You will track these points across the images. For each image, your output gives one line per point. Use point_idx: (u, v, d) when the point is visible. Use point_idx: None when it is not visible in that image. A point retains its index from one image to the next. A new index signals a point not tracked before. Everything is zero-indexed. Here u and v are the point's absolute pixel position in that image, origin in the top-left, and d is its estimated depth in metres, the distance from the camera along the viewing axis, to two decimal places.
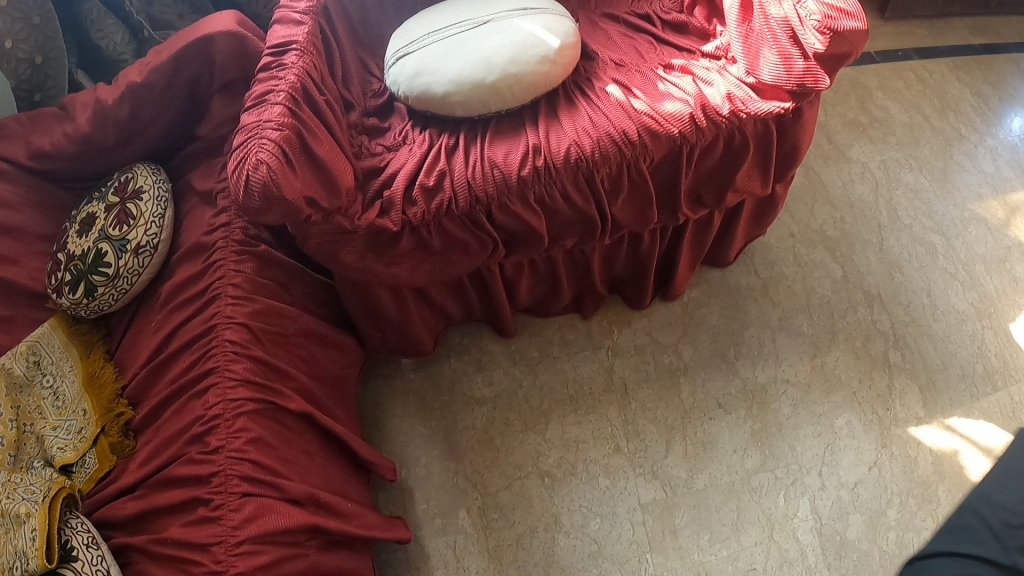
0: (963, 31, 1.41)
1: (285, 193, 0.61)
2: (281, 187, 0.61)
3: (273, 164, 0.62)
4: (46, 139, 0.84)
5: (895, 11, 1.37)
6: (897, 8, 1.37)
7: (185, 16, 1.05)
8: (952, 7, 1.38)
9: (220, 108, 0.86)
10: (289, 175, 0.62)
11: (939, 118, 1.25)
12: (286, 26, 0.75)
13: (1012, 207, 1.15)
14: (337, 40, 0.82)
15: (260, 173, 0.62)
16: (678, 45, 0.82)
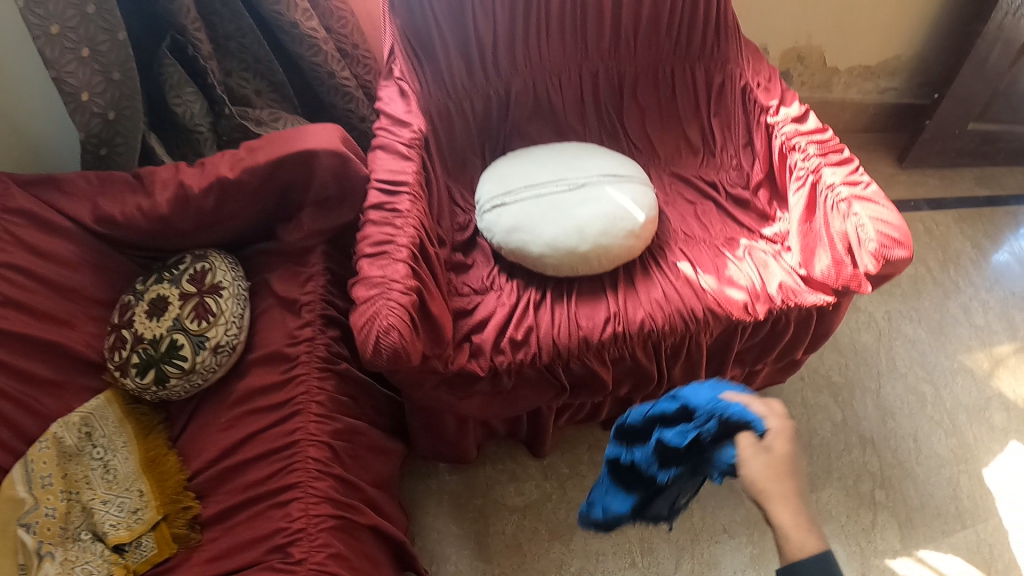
0: (969, 181, 1.56)
1: (411, 357, 0.66)
2: (408, 352, 0.66)
3: (403, 329, 0.66)
4: (117, 207, 0.86)
5: (911, 163, 1.51)
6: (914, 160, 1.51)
7: (261, 93, 1.09)
8: (963, 159, 1.54)
9: (310, 221, 0.86)
10: (414, 339, 0.67)
11: (940, 271, 1.38)
12: (393, 160, 0.81)
13: (996, 359, 1.28)
14: (436, 170, 0.90)
15: (391, 338, 0.65)
16: (740, 221, 0.93)
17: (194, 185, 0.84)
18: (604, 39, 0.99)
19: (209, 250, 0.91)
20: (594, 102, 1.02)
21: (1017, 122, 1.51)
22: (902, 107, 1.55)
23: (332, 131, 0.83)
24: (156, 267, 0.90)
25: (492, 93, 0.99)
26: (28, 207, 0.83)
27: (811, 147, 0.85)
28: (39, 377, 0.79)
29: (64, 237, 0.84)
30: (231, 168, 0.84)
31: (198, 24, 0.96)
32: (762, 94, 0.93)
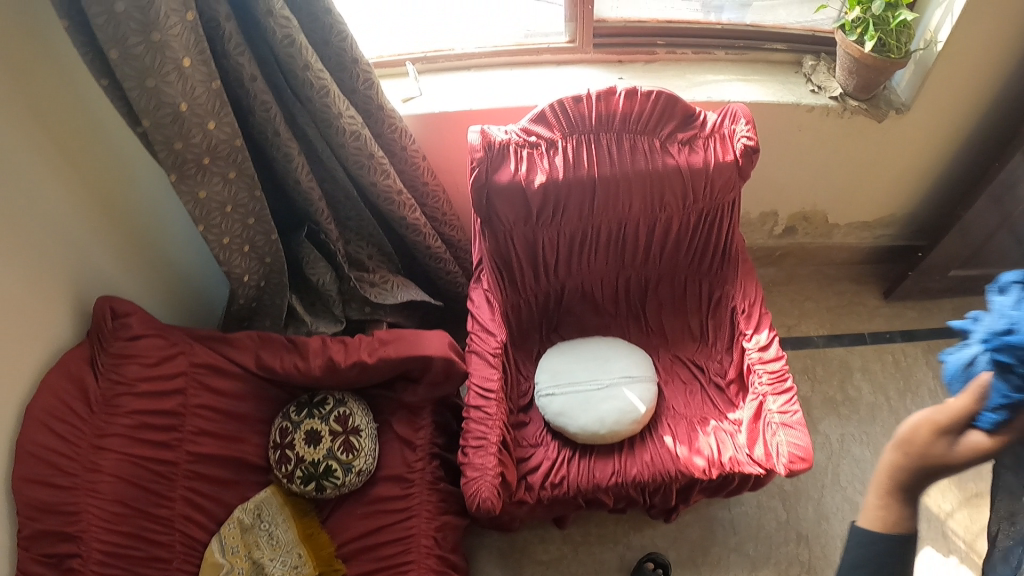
0: (947, 310, 1.85)
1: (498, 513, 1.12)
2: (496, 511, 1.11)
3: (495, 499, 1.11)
4: (275, 361, 1.33)
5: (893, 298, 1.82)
6: (897, 296, 1.81)
7: (373, 256, 1.47)
8: (941, 296, 1.84)
9: (423, 390, 1.30)
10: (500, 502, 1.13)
11: (898, 399, 1.70)
12: (484, 368, 1.24)
13: (927, 479, 1.60)
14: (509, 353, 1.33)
15: (488, 505, 1.11)
16: (716, 403, 1.33)
17: (343, 362, 1.28)
18: (638, 256, 1.36)
19: (348, 393, 1.37)
20: (626, 298, 1.42)
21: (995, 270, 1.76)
22: (894, 249, 1.84)
23: (440, 339, 1.26)
24: (299, 399, 1.37)
25: (551, 292, 1.39)
26: (206, 360, 1.30)
27: (766, 373, 1.24)
28: (217, 478, 1.31)
29: (234, 379, 1.33)
30: (370, 354, 1.27)
31: (328, 219, 1.35)
32: (744, 319, 1.30)
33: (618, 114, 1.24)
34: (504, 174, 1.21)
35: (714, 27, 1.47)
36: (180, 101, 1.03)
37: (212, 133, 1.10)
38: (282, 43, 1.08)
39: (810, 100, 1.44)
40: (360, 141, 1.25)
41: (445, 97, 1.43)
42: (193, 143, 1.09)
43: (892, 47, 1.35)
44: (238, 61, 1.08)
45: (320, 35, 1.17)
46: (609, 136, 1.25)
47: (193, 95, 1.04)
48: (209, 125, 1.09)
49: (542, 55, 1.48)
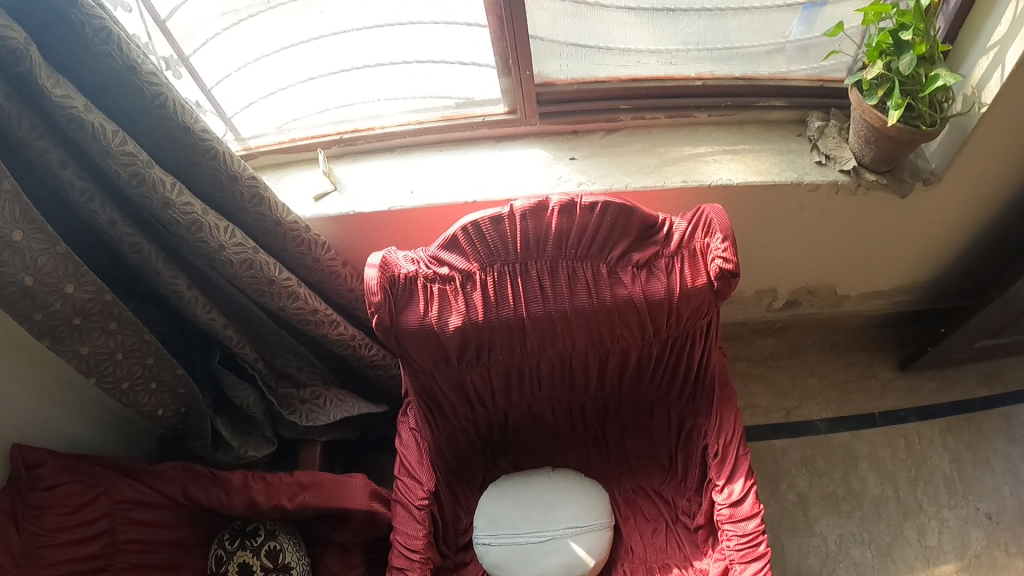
0: (972, 378, 1.56)
1: None
2: None
3: None
4: (201, 492, 1.22)
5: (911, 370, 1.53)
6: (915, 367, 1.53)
7: (303, 366, 1.34)
8: (963, 362, 1.54)
9: (351, 534, 1.21)
10: None
11: (908, 491, 1.44)
12: (408, 523, 1.13)
13: None
14: (444, 487, 1.22)
15: None
16: (681, 548, 1.17)
17: (264, 504, 1.20)
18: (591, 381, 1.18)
19: (280, 524, 1.27)
20: (582, 420, 1.25)
21: None
22: (913, 312, 1.57)
23: (364, 489, 1.20)
24: (233, 525, 1.27)
25: (493, 417, 1.24)
26: (131, 496, 1.19)
27: (736, 536, 1.06)
28: None
29: (164, 508, 1.23)
30: (289, 500, 1.19)
31: (241, 343, 1.24)
32: (716, 465, 1.13)
33: (553, 236, 1.02)
34: (412, 314, 1.05)
35: (694, 84, 1.25)
36: (24, 277, 0.92)
37: (72, 295, 0.99)
38: (131, 182, 0.98)
39: (814, 177, 1.21)
40: (253, 269, 1.15)
41: (362, 192, 1.26)
42: (54, 310, 0.98)
43: (924, 114, 1.08)
44: (88, 208, 0.99)
45: (185, 155, 1.04)
46: (541, 263, 1.03)
47: (37, 267, 0.93)
48: (67, 289, 0.98)
49: (477, 129, 1.28)
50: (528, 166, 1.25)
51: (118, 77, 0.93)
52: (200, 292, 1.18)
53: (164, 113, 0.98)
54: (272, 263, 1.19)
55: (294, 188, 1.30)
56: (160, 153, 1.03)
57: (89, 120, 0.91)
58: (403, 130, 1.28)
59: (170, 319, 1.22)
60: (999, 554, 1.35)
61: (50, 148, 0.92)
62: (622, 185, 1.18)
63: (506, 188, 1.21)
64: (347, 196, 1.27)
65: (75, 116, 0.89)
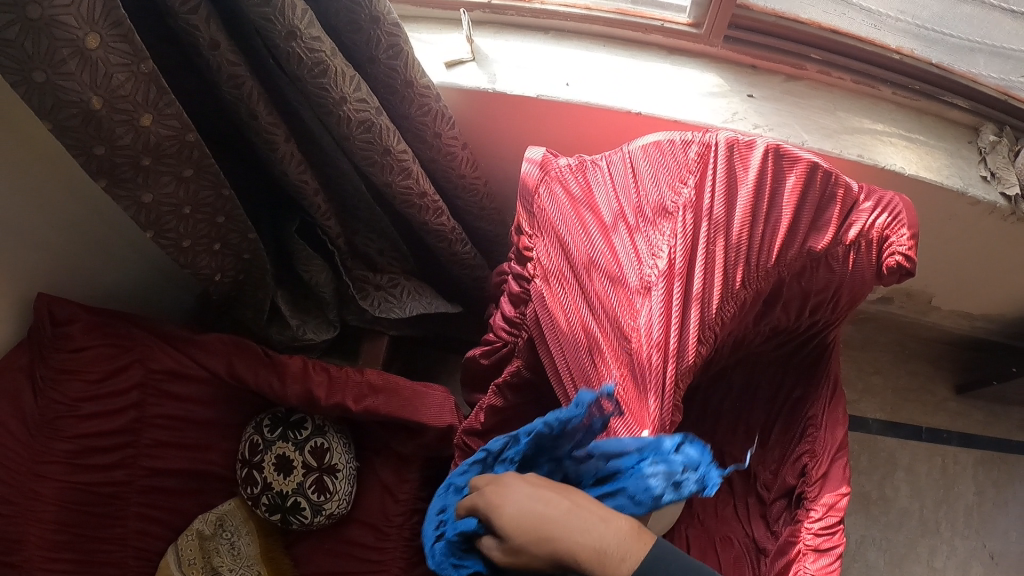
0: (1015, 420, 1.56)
1: None
2: None
3: None
4: (247, 373, 1.08)
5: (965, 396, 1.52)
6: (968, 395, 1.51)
7: (384, 252, 1.17)
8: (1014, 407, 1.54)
9: (416, 447, 1.12)
10: None
11: (932, 511, 1.48)
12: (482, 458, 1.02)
13: None
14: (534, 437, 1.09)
15: None
16: (747, 520, 1.14)
17: (324, 400, 1.06)
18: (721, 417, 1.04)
19: (330, 421, 1.13)
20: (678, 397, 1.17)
21: None
22: (985, 343, 1.56)
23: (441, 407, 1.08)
24: (275, 412, 1.12)
25: None
26: (167, 367, 1.06)
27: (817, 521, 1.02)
28: (172, 491, 1.10)
29: (199, 384, 1.09)
30: (355, 402, 1.06)
31: (327, 214, 1.06)
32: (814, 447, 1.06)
33: (747, 261, 0.86)
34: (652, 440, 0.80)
35: (891, 57, 1.13)
36: (91, 98, 0.74)
37: (147, 131, 0.81)
38: (254, 1, 0.79)
39: (979, 191, 1.15)
40: (371, 133, 0.98)
41: (507, 69, 1.08)
42: (121, 145, 0.81)
43: None
44: (189, 22, 0.78)
45: None
46: (742, 299, 0.86)
47: (109, 88, 0.75)
48: (142, 121, 0.80)
49: (651, 35, 1.10)
50: (705, 92, 1.08)
51: None
52: (297, 146, 1.00)
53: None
54: (390, 130, 1.01)
55: (424, 48, 1.10)
56: None
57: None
58: (567, 12, 1.09)
59: (251, 170, 1.05)
60: None
61: None
62: (799, 140, 1.06)
63: (679, 110, 1.05)
64: (488, 71, 1.07)
65: None
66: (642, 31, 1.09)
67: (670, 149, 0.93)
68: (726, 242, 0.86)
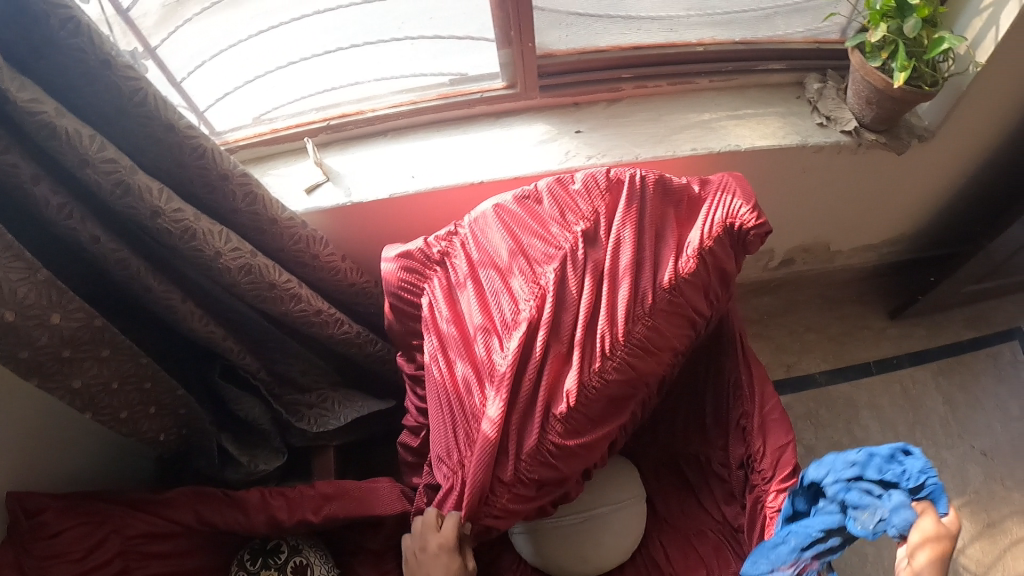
0: (959, 321, 1.63)
1: None
2: None
3: None
4: (216, 515, 1.16)
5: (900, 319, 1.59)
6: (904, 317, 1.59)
7: (306, 370, 1.25)
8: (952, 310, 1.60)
9: (385, 539, 1.19)
10: None
11: (910, 435, 1.51)
12: None
13: None
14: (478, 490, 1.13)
15: None
16: (714, 505, 1.18)
17: (287, 520, 1.13)
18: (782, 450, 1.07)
19: (302, 538, 1.20)
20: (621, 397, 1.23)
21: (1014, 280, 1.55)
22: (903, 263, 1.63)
23: (392, 493, 1.15)
24: (252, 545, 1.18)
25: None
26: (141, 531, 1.14)
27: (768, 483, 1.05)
28: None
29: (177, 538, 1.17)
30: (314, 513, 1.13)
31: (241, 353, 1.15)
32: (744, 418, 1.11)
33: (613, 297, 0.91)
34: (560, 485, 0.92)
35: (695, 50, 1.19)
36: (4, 313, 0.82)
37: (59, 327, 0.90)
38: (114, 192, 0.88)
39: (819, 139, 1.21)
40: (252, 274, 1.06)
41: (359, 177, 1.17)
42: (41, 345, 0.89)
43: (926, 75, 1.13)
44: (68, 225, 0.89)
45: (169, 156, 0.94)
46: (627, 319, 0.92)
47: (19, 300, 0.83)
48: (53, 320, 0.88)
49: (476, 107, 1.19)
50: (533, 143, 1.16)
51: (90, 70, 0.81)
52: (195, 303, 1.08)
53: (144, 111, 0.87)
54: (271, 265, 1.10)
55: (283, 181, 1.20)
56: (141, 156, 0.93)
57: (63, 126, 0.80)
58: (395, 113, 1.19)
59: (163, 338, 1.12)
60: (997, 488, 1.44)
61: (18, 158, 0.80)
62: (632, 156, 1.13)
63: (516, 166, 1.13)
64: (342, 185, 1.17)
65: (46, 121, 0.78)
66: (465, 107, 1.18)
67: (522, 212, 1.00)
68: (590, 286, 0.91)
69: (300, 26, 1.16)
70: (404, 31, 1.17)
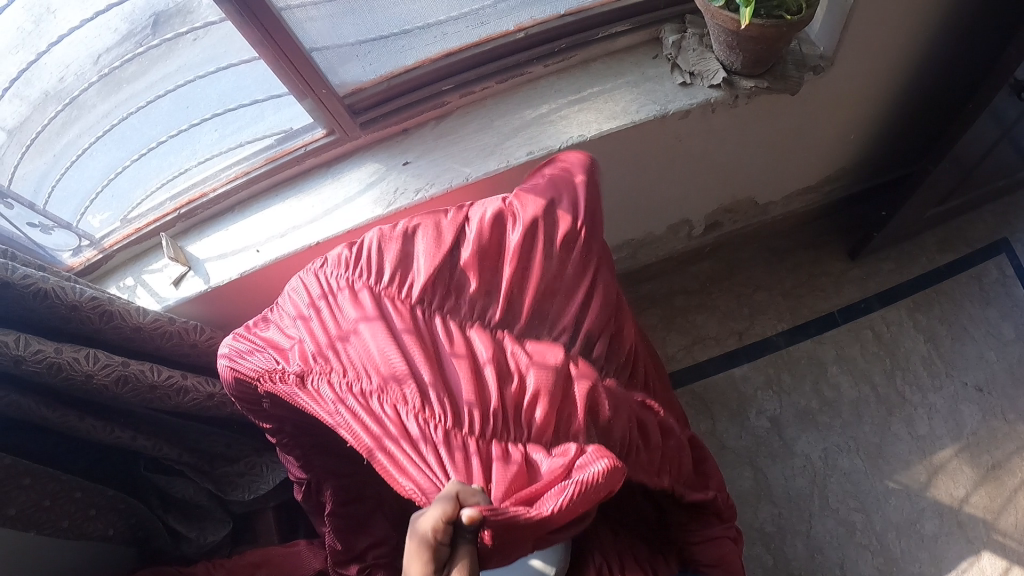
0: (932, 245, 1.49)
1: None
2: None
3: None
4: None
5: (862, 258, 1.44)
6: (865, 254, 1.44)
7: (230, 441, 1.30)
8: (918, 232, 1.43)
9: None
10: None
11: (887, 383, 1.37)
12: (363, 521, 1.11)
13: (934, 468, 1.30)
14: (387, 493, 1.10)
15: None
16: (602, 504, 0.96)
17: None
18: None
19: None
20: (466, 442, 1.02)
21: (982, 195, 1.38)
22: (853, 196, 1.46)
23: (311, 554, 1.21)
24: None
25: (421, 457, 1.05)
26: None
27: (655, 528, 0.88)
28: None
29: None
30: None
31: (158, 444, 1.19)
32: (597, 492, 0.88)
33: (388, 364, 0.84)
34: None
35: (515, 38, 1.09)
36: None
37: None
38: None
39: (679, 103, 1.06)
40: (131, 382, 1.09)
41: (215, 263, 1.17)
42: None
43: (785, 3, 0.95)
44: None
45: (18, 305, 0.97)
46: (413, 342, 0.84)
47: None
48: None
49: (306, 161, 1.17)
50: (359, 188, 1.11)
51: None
52: (97, 416, 1.12)
53: None
54: (148, 367, 1.14)
55: (157, 277, 1.22)
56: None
57: None
58: (231, 187, 1.19)
59: (82, 449, 1.18)
60: (999, 425, 1.32)
61: None
62: (461, 177, 1.05)
63: (345, 219, 1.09)
64: (201, 273, 1.17)
65: None
66: (297, 164, 1.17)
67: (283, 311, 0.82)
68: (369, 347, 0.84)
69: (126, 125, 1.13)
70: (235, 100, 1.14)
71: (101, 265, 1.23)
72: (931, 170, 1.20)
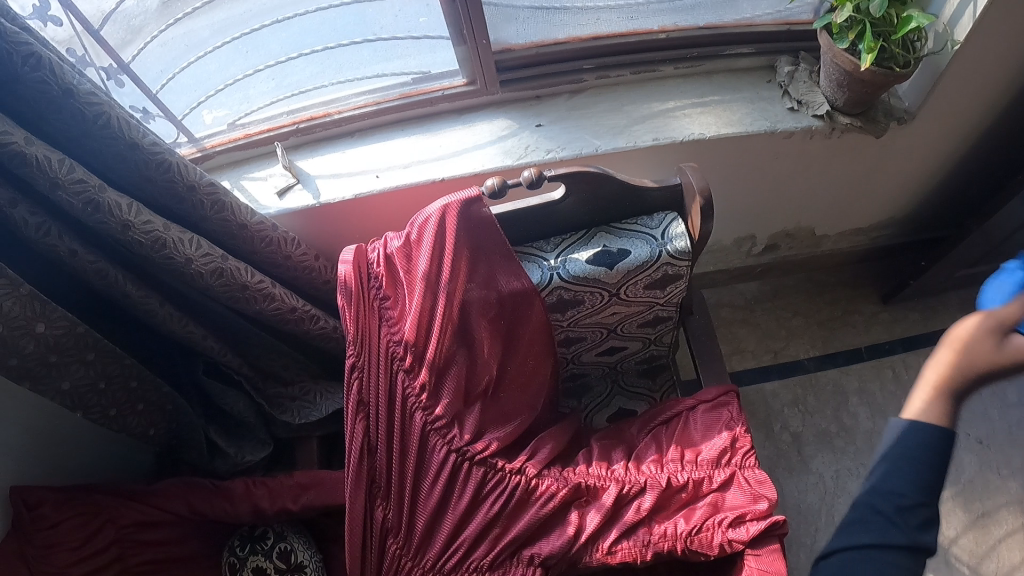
0: (954, 306, 1.65)
1: None
2: None
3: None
4: (204, 504, 1.17)
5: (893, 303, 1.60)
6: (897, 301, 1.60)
7: (289, 364, 1.30)
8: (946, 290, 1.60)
9: None
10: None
11: None
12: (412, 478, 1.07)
13: None
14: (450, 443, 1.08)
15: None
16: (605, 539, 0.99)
17: (269, 508, 1.17)
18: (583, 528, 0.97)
19: (288, 525, 1.19)
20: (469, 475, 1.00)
21: None
22: (893, 247, 1.63)
23: None
24: (242, 531, 1.16)
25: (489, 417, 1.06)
26: (135, 519, 1.14)
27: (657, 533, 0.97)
28: None
29: (170, 525, 1.17)
30: (293, 502, 1.18)
31: (223, 349, 1.18)
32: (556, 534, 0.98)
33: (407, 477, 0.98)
34: (544, 508, 0.97)
35: (657, 37, 1.19)
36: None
37: (43, 334, 0.92)
38: (86, 211, 0.89)
39: (788, 124, 1.19)
40: (224, 277, 1.06)
41: (327, 181, 1.20)
42: (28, 353, 0.92)
43: (897, 56, 1.07)
44: (46, 242, 0.91)
45: (136, 173, 0.94)
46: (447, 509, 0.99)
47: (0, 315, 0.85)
48: (38, 329, 0.90)
49: (438, 104, 1.24)
50: (489, 139, 1.18)
51: (53, 103, 0.82)
52: (174, 306, 1.10)
53: (109, 132, 0.88)
54: (242, 267, 1.10)
55: (259, 185, 1.23)
56: (112, 173, 0.93)
57: (32, 154, 0.82)
58: (360, 113, 1.23)
59: (148, 338, 1.16)
60: (992, 477, 1.45)
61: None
62: (592, 148, 1.13)
63: (472, 163, 1.16)
64: (311, 187, 1.20)
65: (14, 151, 0.80)
66: (429, 106, 1.24)
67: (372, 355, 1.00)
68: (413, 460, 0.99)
69: (258, 35, 1.18)
70: (372, 33, 1.19)
71: (201, 163, 1.25)
72: (974, 233, 1.36)
